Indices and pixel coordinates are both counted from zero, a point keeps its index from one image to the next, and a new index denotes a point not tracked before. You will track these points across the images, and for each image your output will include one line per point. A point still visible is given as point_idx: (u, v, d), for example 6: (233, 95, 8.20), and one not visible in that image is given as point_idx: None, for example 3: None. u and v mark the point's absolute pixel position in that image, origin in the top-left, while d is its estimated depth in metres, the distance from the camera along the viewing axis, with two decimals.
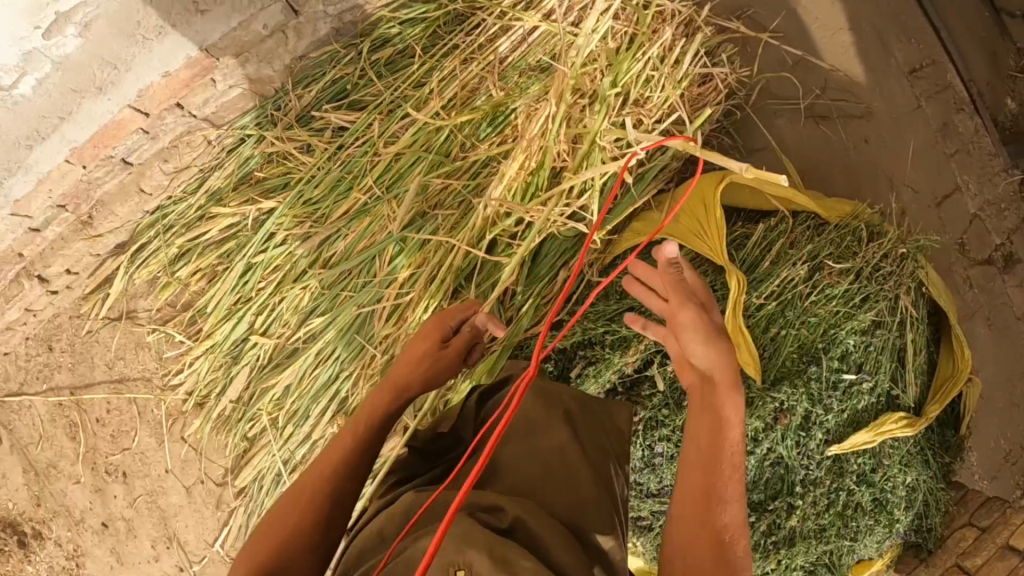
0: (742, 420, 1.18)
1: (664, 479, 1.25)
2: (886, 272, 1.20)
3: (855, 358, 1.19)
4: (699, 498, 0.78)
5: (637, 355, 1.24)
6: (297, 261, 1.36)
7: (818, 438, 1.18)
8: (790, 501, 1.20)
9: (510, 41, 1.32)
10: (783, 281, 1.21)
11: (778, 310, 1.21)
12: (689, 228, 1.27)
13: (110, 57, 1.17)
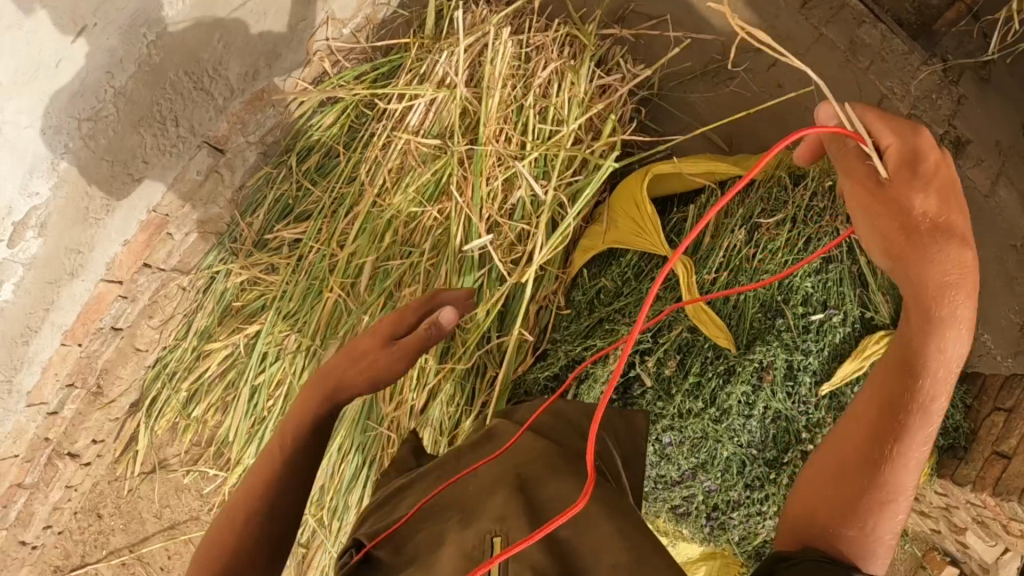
0: (729, 388, 1.24)
1: (684, 463, 1.32)
2: (819, 209, 1.23)
3: (817, 298, 1.24)
4: (851, 495, 0.82)
5: (620, 359, 1.31)
6: (294, 372, 1.45)
7: (807, 382, 1.24)
8: (803, 449, 1.25)
9: (417, 114, 1.39)
10: (728, 251, 1.28)
11: (732, 279, 1.27)
12: (630, 229, 1.33)
13: (73, 245, 1.29)
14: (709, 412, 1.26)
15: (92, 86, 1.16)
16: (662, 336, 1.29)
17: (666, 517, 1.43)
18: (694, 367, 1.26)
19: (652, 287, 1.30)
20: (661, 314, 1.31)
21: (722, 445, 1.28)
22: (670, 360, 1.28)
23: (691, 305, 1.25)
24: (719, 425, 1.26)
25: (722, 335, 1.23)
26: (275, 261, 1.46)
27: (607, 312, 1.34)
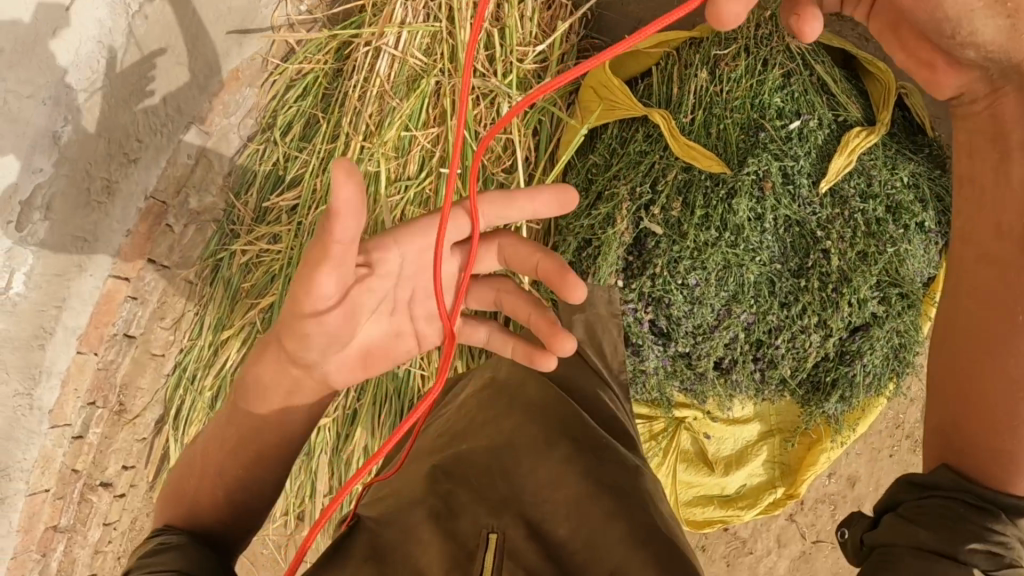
0: (735, 206, 1.28)
1: (717, 303, 1.33)
2: (766, 34, 1.33)
3: (789, 108, 1.31)
4: (975, 395, 0.87)
5: (627, 218, 1.34)
6: None
7: (806, 184, 1.29)
8: (822, 249, 1.30)
9: (386, 60, 1.44)
10: (697, 92, 1.35)
11: (707, 115, 1.34)
12: (602, 104, 1.40)
13: (79, 232, 1.31)
14: (724, 238, 1.29)
15: (86, 57, 1.22)
16: (659, 184, 1.34)
17: (716, 380, 1.42)
18: (698, 200, 1.30)
19: (637, 145, 1.37)
20: (652, 165, 1.35)
21: (747, 268, 1.31)
22: (674, 201, 1.32)
23: (678, 147, 1.31)
24: (737, 247, 1.29)
25: (711, 162, 1.30)
26: (277, 230, 1.51)
27: (602, 183, 1.39)
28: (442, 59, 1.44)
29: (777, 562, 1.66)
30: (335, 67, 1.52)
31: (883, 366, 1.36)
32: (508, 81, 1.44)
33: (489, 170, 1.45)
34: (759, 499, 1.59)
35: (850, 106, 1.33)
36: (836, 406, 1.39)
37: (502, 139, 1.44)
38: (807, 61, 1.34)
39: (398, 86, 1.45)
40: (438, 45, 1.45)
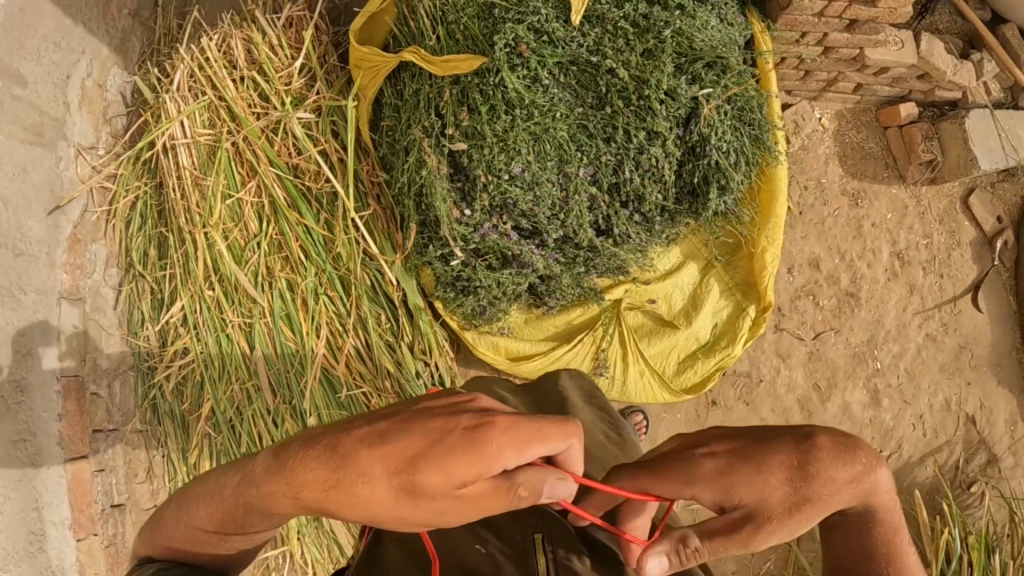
0: (510, 84, 1.28)
1: (554, 173, 1.35)
2: None
3: None
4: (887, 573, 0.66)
5: (434, 153, 1.36)
6: (257, 412, 1.54)
7: (560, 28, 1.28)
8: (610, 71, 1.29)
9: (184, 152, 1.52)
10: (429, 14, 1.37)
11: (446, 26, 1.35)
12: (367, 74, 1.44)
13: (18, 435, 1.34)
14: (520, 116, 1.29)
15: None
16: (443, 107, 1.34)
17: (603, 241, 1.43)
18: (481, 99, 1.30)
19: (409, 88, 1.40)
20: (429, 97, 1.37)
21: (556, 128, 1.31)
22: (462, 114, 1.33)
23: (437, 66, 1.32)
24: (535, 116, 1.30)
25: (466, 61, 1.29)
26: (182, 345, 1.57)
27: (400, 137, 1.42)
28: (227, 124, 1.52)
29: (785, 371, 1.68)
30: (152, 186, 1.61)
31: (734, 138, 1.36)
32: (287, 106, 1.50)
33: (312, 187, 1.52)
34: (735, 329, 1.61)
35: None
36: (720, 198, 1.38)
37: (309, 155, 1.51)
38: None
39: (204, 167, 1.52)
40: (218, 114, 1.53)
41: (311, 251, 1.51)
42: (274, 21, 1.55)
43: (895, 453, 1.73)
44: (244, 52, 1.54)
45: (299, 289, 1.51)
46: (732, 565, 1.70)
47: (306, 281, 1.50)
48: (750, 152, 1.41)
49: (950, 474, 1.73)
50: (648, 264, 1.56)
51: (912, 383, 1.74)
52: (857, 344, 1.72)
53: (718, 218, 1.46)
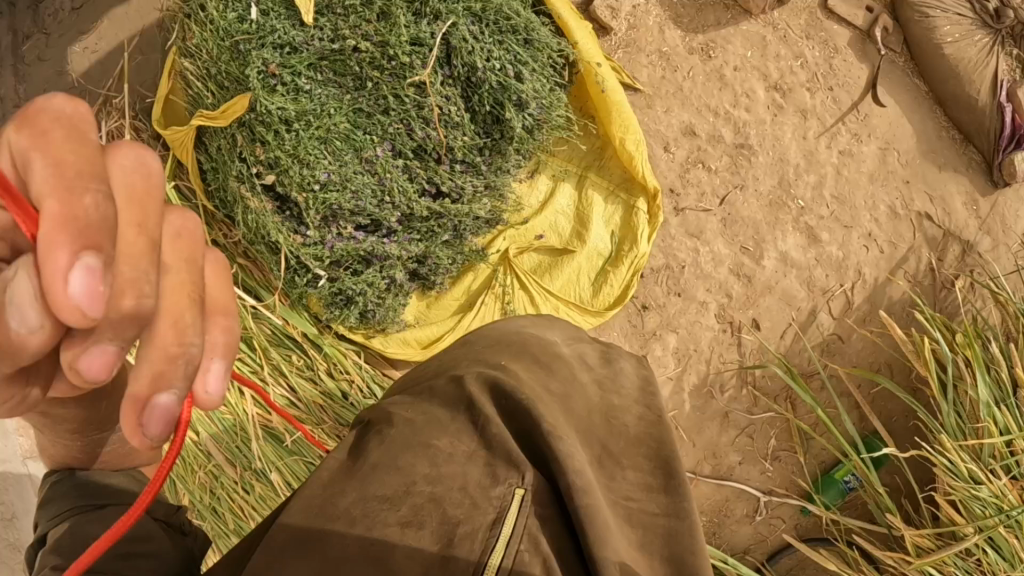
0: (280, 108, 1.28)
1: (359, 163, 1.35)
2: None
3: (238, 7, 1.28)
4: None
5: (256, 199, 1.35)
6: (229, 498, 1.51)
7: (303, 35, 1.30)
8: (355, 48, 1.31)
9: None
10: (197, 73, 1.35)
11: (213, 79, 1.34)
12: (181, 152, 1.44)
13: None
14: (302, 128, 1.30)
15: None
16: (242, 156, 1.33)
17: (444, 202, 1.42)
18: (267, 134, 1.29)
19: (213, 149, 1.39)
20: (226, 151, 1.35)
21: (338, 124, 1.32)
22: (260, 154, 1.31)
23: (221, 118, 1.31)
24: (318, 123, 1.31)
25: (238, 104, 1.27)
26: None
27: (229, 199, 1.42)
28: None
29: (705, 248, 1.60)
30: None
31: (504, 52, 1.35)
32: None
33: None
34: (632, 228, 1.56)
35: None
36: (519, 113, 1.37)
37: None
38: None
39: None
40: None
41: None
42: (96, 140, 1.53)
43: (858, 282, 1.61)
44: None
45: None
46: (737, 456, 1.61)
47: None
48: (533, 57, 1.39)
49: (922, 281, 1.62)
50: (512, 204, 1.53)
51: (846, 206, 1.61)
52: (770, 191, 1.61)
53: (542, 131, 1.43)
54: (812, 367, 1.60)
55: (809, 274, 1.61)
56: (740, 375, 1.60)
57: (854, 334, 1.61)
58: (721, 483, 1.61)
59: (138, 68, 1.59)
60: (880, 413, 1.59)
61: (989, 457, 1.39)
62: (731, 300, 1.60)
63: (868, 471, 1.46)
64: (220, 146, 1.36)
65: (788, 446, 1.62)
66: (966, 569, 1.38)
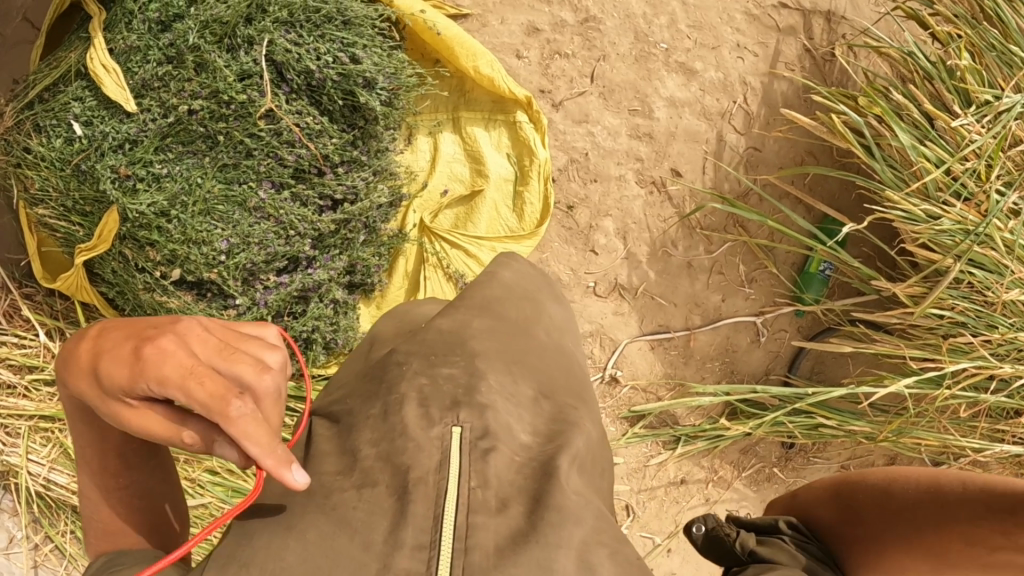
0: (151, 202, 1.26)
1: (250, 215, 1.33)
2: (1, 142, 1.30)
3: (63, 128, 1.26)
4: None
5: (173, 297, 1.34)
6: None
7: (133, 120, 1.26)
8: (191, 110, 1.27)
9: (62, 471, 1.47)
10: (54, 212, 1.32)
11: (72, 211, 1.31)
12: (81, 295, 1.41)
13: None
14: (181, 210, 1.28)
15: None
16: (142, 268, 1.31)
17: (345, 208, 1.41)
18: (151, 234, 1.27)
19: (109, 275, 1.37)
20: (124, 269, 1.33)
21: (212, 192, 1.30)
22: (156, 254, 1.29)
23: (100, 243, 1.29)
24: (193, 197, 1.28)
25: (109, 219, 1.26)
26: None
27: (147, 313, 1.39)
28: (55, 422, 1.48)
29: (598, 129, 1.61)
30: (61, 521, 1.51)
31: (330, 42, 1.33)
32: None
33: None
34: (523, 142, 1.56)
35: (67, 60, 1.28)
36: (372, 93, 1.36)
37: None
38: (21, 98, 1.29)
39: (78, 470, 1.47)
40: (48, 421, 1.48)
41: None
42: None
43: (747, 92, 1.63)
44: (8, 367, 1.47)
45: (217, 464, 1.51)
46: (718, 295, 1.66)
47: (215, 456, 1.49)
48: (359, 34, 1.36)
49: (805, 64, 1.65)
50: (405, 176, 1.52)
51: (705, 30, 1.62)
52: (631, 49, 1.60)
53: (400, 98, 1.42)
54: (743, 186, 1.64)
55: (701, 105, 1.63)
56: (683, 223, 1.63)
57: (766, 139, 1.64)
58: (717, 325, 1.66)
59: None
60: (823, 198, 1.65)
61: (936, 192, 1.45)
62: (644, 162, 1.62)
63: (837, 254, 1.52)
64: (115, 266, 1.34)
65: (757, 265, 1.66)
66: (963, 294, 1.48)
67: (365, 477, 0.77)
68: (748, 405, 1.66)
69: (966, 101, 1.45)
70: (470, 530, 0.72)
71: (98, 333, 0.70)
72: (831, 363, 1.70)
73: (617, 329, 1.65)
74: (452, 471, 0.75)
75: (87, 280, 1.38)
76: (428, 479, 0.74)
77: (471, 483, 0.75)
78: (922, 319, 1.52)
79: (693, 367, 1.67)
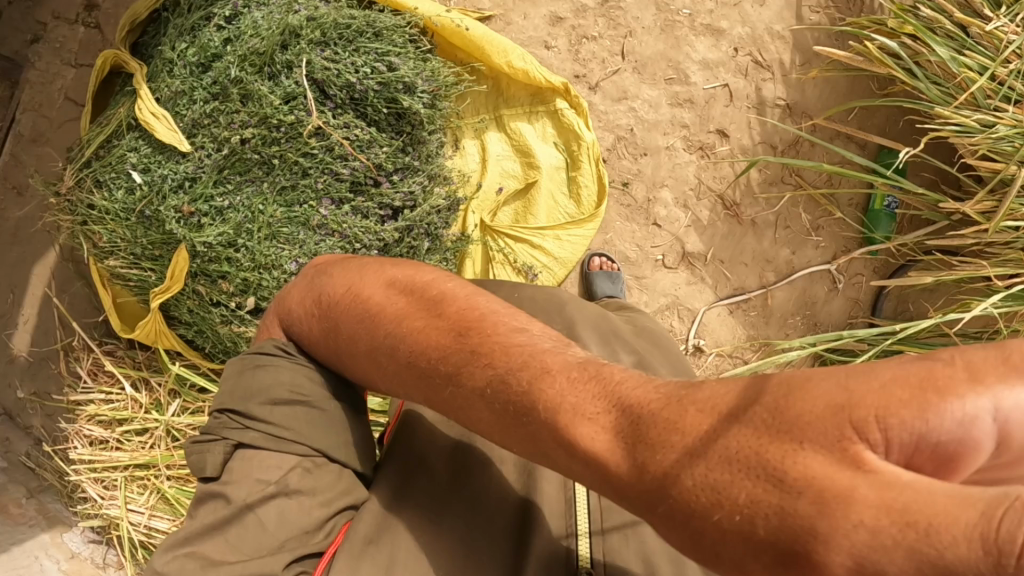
0: (220, 236, 1.27)
1: (314, 233, 1.33)
2: (68, 205, 1.33)
3: (124, 177, 1.28)
4: None
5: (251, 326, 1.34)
6: None
7: (189, 158, 1.27)
8: (242, 140, 1.28)
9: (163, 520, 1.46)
10: (125, 261, 1.34)
11: (139, 255, 1.33)
12: (163, 341, 1.42)
13: None
14: (249, 238, 1.29)
15: None
16: (216, 305, 1.33)
17: (406, 215, 1.41)
18: (224, 264, 1.28)
19: (184, 314, 1.38)
20: (200, 305, 1.35)
21: (277, 217, 1.30)
22: (230, 284, 1.30)
23: (174, 284, 1.31)
24: (259, 222, 1.29)
25: (179, 258, 1.28)
26: None
27: (227, 348, 1.40)
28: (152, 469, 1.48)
29: (638, 104, 1.61)
30: None
31: (365, 55, 1.36)
32: (156, 410, 1.49)
33: None
34: (568, 128, 1.57)
35: (118, 115, 1.31)
36: (413, 97, 1.38)
37: None
38: (78, 159, 1.33)
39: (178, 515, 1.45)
40: (144, 469, 1.48)
41: None
42: (85, 384, 1.49)
43: (778, 42, 1.63)
44: (98, 424, 1.50)
45: None
46: (787, 249, 1.64)
47: None
48: (391, 43, 1.38)
49: (829, 3, 1.63)
50: (458, 180, 1.53)
51: None
52: (656, 20, 1.61)
53: (442, 99, 1.44)
54: (791, 136, 1.63)
55: (735, 63, 1.62)
56: (735, 184, 1.62)
57: (806, 84, 1.63)
58: (792, 280, 1.64)
59: (74, 305, 1.50)
60: (873, 132, 1.62)
61: (985, 99, 1.42)
62: (689, 128, 1.62)
63: (900, 183, 1.48)
64: (189, 303, 1.35)
65: (822, 213, 1.64)
66: None
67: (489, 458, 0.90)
68: (836, 355, 1.62)
69: (994, 3, 1.44)
70: (605, 510, 0.86)
71: (785, 389, 0.53)
72: (914, 304, 1.65)
73: (692, 299, 1.63)
74: None
75: (165, 323, 1.40)
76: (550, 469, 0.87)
77: None
78: (998, 235, 1.46)
79: (775, 325, 1.64)
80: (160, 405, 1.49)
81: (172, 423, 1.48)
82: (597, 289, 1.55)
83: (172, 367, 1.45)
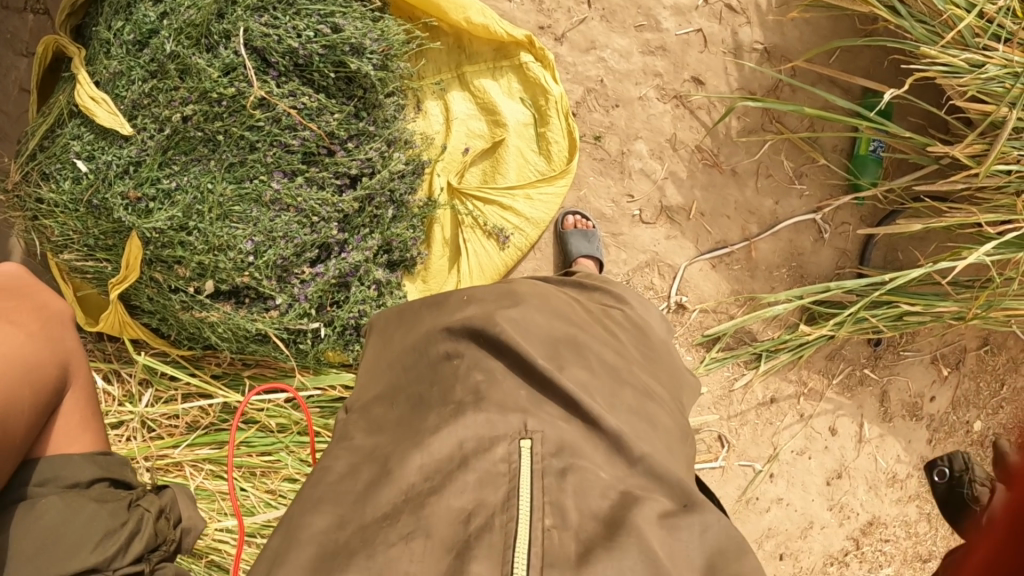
0: (170, 219, 1.23)
1: (269, 210, 1.28)
2: (13, 199, 1.28)
3: (67, 166, 1.23)
4: None
5: (213, 309, 1.31)
6: None
7: (131, 141, 1.22)
8: (184, 117, 1.23)
9: None
10: (79, 252, 1.30)
11: (90, 246, 1.28)
12: (130, 330, 1.39)
13: None
14: (200, 218, 1.24)
15: None
16: (174, 294, 1.29)
17: (365, 183, 1.35)
18: (178, 250, 1.24)
19: (146, 301, 1.34)
20: (161, 292, 1.31)
21: (228, 196, 1.25)
22: (185, 269, 1.26)
23: (130, 272, 1.28)
24: (210, 202, 1.24)
25: (133, 247, 1.24)
26: None
27: (195, 333, 1.37)
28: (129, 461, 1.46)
29: (608, 55, 1.54)
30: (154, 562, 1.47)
31: (307, 18, 1.28)
32: (129, 400, 1.47)
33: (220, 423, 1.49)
34: (534, 83, 1.50)
35: (58, 103, 1.26)
36: (363, 59, 1.31)
37: (192, 412, 1.48)
38: (23, 151, 1.28)
39: None
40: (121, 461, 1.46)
41: (275, 444, 1.47)
42: None
43: None
44: None
45: (295, 471, 1.48)
46: (771, 199, 1.57)
47: (289, 464, 1.47)
48: (335, 3, 1.32)
49: None
50: (421, 143, 1.46)
51: None
52: None
53: (395, 59, 1.37)
54: (770, 80, 1.55)
55: (709, 7, 1.54)
56: (714, 133, 1.55)
57: (785, 25, 1.55)
58: (776, 230, 1.58)
59: None
60: (857, 74, 1.55)
61: (973, 37, 1.33)
62: (663, 76, 1.54)
63: (885, 127, 1.40)
64: (150, 290, 1.31)
65: (805, 159, 1.57)
66: None
67: (420, 523, 0.74)
68: (824, 307, 1.56)
69: None
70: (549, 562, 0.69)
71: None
72: (904, 251, 1.59)
73: (674, 255, 1.57)
74: (523, 509, 0.73)
75: (130, 313, 1.37)
76: (495, 524, 0.73)
77: (548, 522, 0.73)
78: (988, 178, 1.39)
79: (761, 279, 1.58)
80: (133, 396, 1.47)
81: (145, 413, 1.46)
82: (572, 247, 1.50)
83: (139, 357, 1.42)
